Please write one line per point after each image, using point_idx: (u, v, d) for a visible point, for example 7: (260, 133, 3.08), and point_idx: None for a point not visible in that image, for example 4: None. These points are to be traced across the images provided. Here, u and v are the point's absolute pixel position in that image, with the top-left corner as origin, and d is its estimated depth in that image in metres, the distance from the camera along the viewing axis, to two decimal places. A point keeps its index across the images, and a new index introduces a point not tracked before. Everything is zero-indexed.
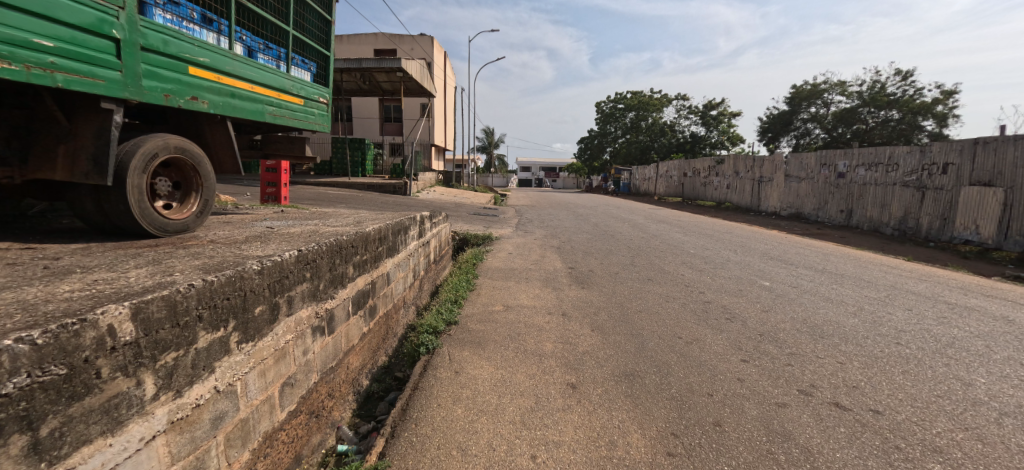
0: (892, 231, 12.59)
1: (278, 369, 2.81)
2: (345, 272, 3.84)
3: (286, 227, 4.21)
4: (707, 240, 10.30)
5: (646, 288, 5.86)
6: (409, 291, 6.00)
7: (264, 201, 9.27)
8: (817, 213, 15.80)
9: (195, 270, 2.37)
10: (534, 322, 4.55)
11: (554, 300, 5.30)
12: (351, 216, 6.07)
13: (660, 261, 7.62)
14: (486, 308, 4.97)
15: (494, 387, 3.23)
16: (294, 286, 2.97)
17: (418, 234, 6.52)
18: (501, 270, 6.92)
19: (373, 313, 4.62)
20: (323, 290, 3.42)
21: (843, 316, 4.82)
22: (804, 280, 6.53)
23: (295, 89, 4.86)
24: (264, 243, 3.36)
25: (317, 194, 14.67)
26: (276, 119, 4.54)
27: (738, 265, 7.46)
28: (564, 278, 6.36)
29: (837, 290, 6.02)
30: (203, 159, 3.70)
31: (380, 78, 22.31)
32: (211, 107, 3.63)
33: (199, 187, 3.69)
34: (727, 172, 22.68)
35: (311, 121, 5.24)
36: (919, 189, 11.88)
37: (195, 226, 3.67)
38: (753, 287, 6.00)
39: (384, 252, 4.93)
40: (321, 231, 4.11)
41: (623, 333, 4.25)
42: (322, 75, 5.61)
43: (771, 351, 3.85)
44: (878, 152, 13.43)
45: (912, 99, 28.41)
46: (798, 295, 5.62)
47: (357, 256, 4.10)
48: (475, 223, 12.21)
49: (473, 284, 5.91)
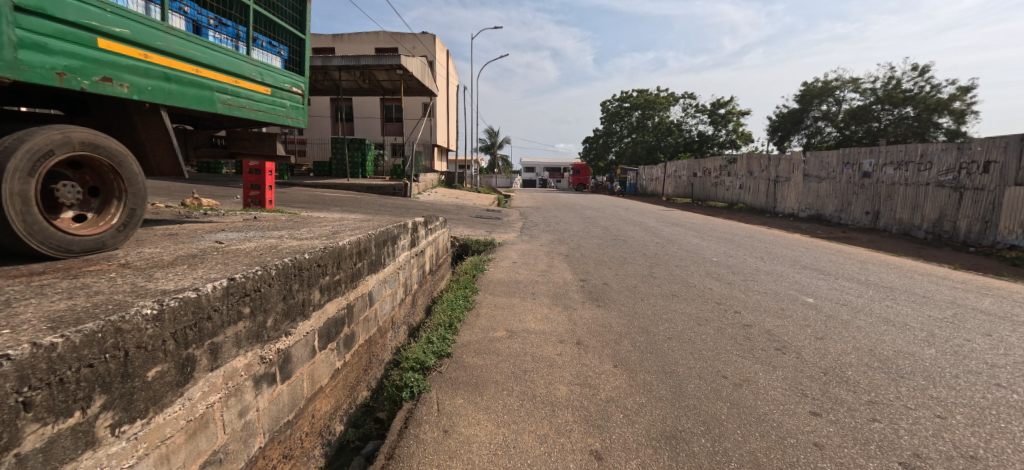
0: (925, 234, 11.74)
1: (194, 446, 2.01)
2: (308, 299, 3.05)
3: (240, 241, 3.41)
4: (728, 246, 9.48)
5: (672, 307, 5.04)
6: (398, 309, 5.23)
7: (247, 205, 8.55)
8: (841, 215, 14.91)
9: (43, 320, 1.60)
10: (544, 354, 3.75)
11: (566, 322, 4.51)
12: (332, 223, 5.27)
13: (682, 272, 6.79)
14: (487, 334, 4.18)
15: (495, 458, 2.43)
16: (221, 329, 2.18)
17: (410, 243, 5.72)
18: (504, 283, 6.12)
19: (350, 343, 3.84)
20: (272, 327, 2.61)
21: (916, 347, 4.01)
22: (851, 296, 5.70)
23: (258, 75, 4.07)
24: (192, 266, 2.54)
25: (311, 197, 13.98)
26: (231, 110, 3.75)
27: (770, 277, 6.63)
28: (576, 294, 5.56)
29: (893, 309, 5.19)
30: (128, 156, 2.95)
31: (380, 76, 21.63)
32: (134, 92, 2.88)
33: (121, 193, 2.94)
34: (739, 172, 21.80)
35: (283, 115, 4.47)
36: (957, 189, 11.01)
37: (117, 243, 2.91)
38: (796, 306, 5.16)
39: (365, 268, 4.14)
40: (282, 245, 3.31)
41: (654, 370, 3.43)
42: (297, 61, 4.82)
43: (846, 399, 3.04)
44: (908, 150, 12.55)
45: (929, 96, 27.49)
46: (852, 317, 4.78)
47: (326, 278, 3.31)
48: (476, 227, 11.43)
49: (471, 302, 5.12)
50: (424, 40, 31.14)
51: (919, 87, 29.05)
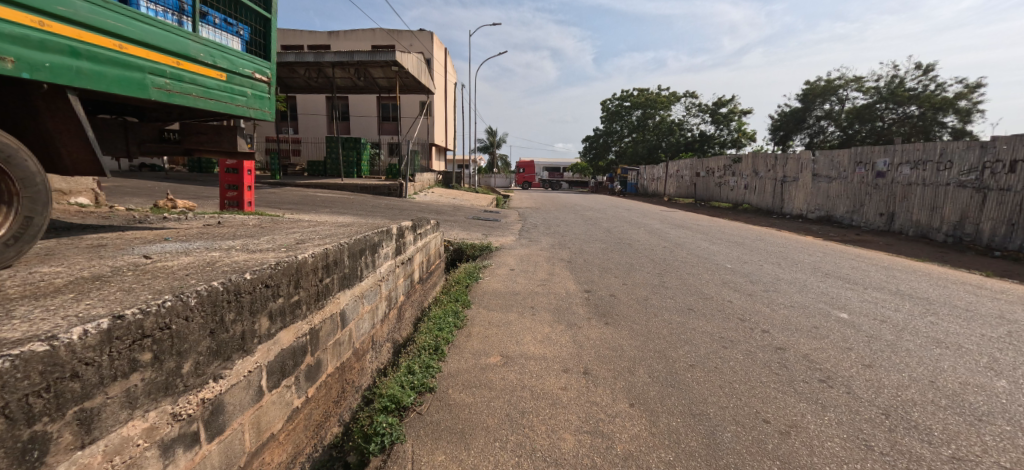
0: (945, 237, 11.15)
1: None
2: (250, 328, 2.43)
3: (175, 255, 2.78)
4: (740, 251, 8.88)
5: (689, 325, 4.43)
6: (380, 326, 4.61)
7: (224, 207, 7.95)
8: (852, 216, 14.33)
9: None
10: (545, 388, 3.14)
11: (570, 345, 3.90)
12: (304, 229, 4.63)
13: (695, 281, 6.19)
14: (478, 361, 3.57)
15: None
16: (99, 388, 1.58)
17: (395, 250, 5.11)
18: (500, 294, 5.51)
19: (316, 374, 3.22)
20: (192, 372, 2.00)
21: (984, 377, 3.41)
22: (889, 310, 5.09)
23: (208, 57, 3.46)
24: (82, 294, 1.92)
25: (302, 198, 13.42)
26: (170, 96, 3.14)
27: (793, 286, 6.03)
28: (580, 308, 4.94)
29: (940, 326, 4.58)
30: (20, 150, 2.36)
31: (375, 74, 21.02)
32: (24, 70, 2.28)
33: (12, 196, 2.35)
34: (745, 171, 21.19)
35: (242, 105, 3.86)
36: (979, 190, 10.42)
37: (7, 259, 2.28)
38: (831, 324, 4.54)
39: (336, 282, 3.51)
40: (224, 261, 2.69)
41: (679, 412, 2.82)
42: (261, 45, 4.19)
43: (923, 455, 2.44)
44: (926, 148, 11.96)
45: (934, 94, 26.92)
46: (898, 339, 4.17)
47: (279, 300, 2.69)
48: (472, 230, 10.83)
49: (462, 319, 4.50)
50: (420, 38, 30.52)
51: (924, 84, 28.44)
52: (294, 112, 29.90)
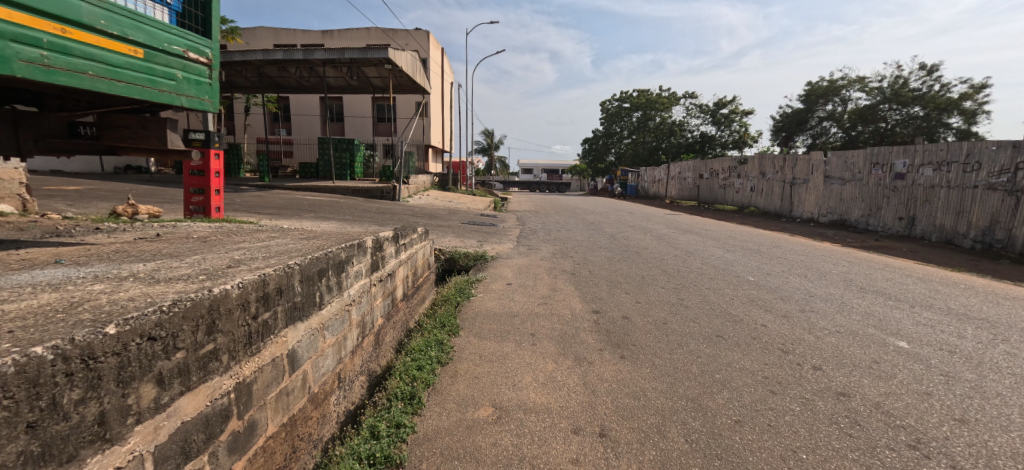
0: (973, 243, 10.42)
1: None
2: (117, 403, 1.63)
3: (31, 292, 1.98)
4: (759, 260, 8.13)
5: (723, 359, 3.64)
6: (349, 360, 3.82)
7: (189, 213, 7.16)
8: (868, 220, 13.61)
9: None
10: (550, 462, 2.35)
11: (578, 390, 3.11)
12: (260, 243, 3.83)
13: (718, 299, 5.42)
14: (464, 417, 2.78)
15: None
16: None
17: (370, 267, 4.33)
18: (496, 317, 4.71)
19: (249, 442, 2.42)
20: None
21: None
22: (952, 336, 4.33)
23: (113, 26, 2.69)
24: None
25: (287, 201, 12.60)
26: (48, 73, 2.37)
27: (830, 305, 5.27)
28: (589, 336, 4.16)
29: (1022, 360, 3.79)
30: None
31: (368, 73, 20.24)
32: None
33: None
34: (751, 173, 20.45)
35: (170, 91, 3.07)
36: (1011, 192, 9.66)
37: None
38: (893, 356, 3.76)
39: (279, 318, 2.72)
40: (97, 300, 1.90)
41: None
42: (200, 18, 3.42)
43: None
44: (950, 148, 11.24)
45: (940, 94, 26.26)
46: (981, 378, 3.38)
47: (172, 356, 1.88)
48: (466, 236, 10.03)
49: (447, 352, 3.72)
50: (416, 36, 29.80)
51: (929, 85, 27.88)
52: (286, 113, 29.12)
